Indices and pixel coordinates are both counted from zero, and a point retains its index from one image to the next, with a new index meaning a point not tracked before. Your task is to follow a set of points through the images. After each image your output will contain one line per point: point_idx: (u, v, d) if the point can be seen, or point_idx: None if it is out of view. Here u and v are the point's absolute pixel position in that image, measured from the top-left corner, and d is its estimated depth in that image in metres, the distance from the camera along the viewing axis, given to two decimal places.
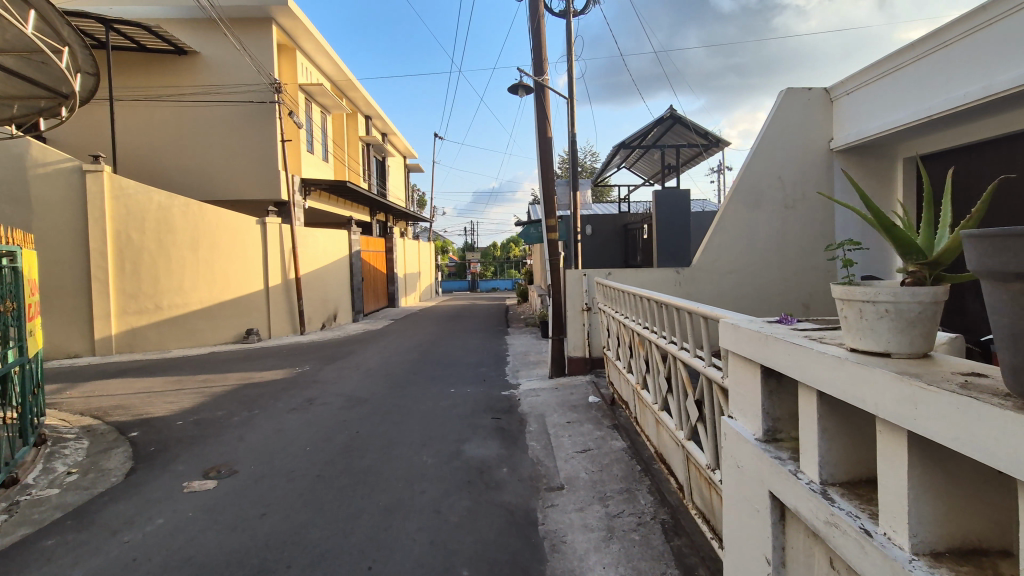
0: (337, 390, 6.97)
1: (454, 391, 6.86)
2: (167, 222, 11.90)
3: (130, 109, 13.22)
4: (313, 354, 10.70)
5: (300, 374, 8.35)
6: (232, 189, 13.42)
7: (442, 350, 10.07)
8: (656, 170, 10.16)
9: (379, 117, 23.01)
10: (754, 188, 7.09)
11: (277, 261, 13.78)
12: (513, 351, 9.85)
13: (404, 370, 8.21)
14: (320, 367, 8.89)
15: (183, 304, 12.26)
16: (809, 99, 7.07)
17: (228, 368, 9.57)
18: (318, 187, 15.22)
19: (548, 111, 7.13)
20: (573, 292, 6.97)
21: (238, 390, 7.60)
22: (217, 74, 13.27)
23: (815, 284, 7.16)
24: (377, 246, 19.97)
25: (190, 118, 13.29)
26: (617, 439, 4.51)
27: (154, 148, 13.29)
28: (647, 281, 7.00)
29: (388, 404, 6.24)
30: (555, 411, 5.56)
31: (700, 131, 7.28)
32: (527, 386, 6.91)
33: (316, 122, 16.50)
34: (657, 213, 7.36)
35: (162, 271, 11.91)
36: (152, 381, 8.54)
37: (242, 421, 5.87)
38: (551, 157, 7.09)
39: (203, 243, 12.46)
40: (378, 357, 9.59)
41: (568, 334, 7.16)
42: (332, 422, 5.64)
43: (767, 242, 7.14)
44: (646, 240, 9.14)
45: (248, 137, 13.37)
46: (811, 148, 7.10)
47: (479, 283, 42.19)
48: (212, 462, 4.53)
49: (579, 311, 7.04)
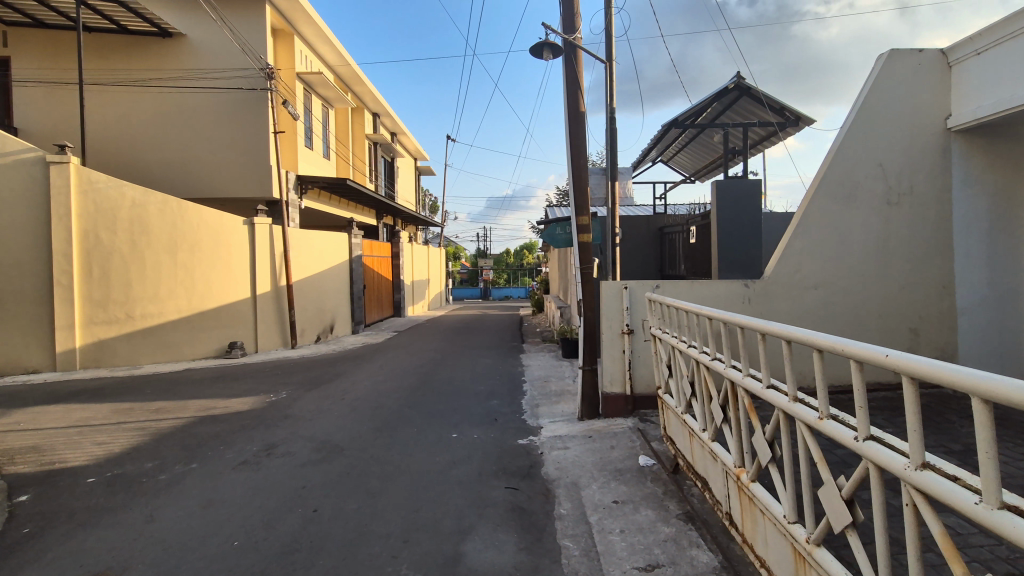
0: (308, 433, 5.45)
1: (457, 437, 5.28)
2: (141, 221, 10.55)
3: (109, 97, 11.98)
4: (299, 374, 9.20)
5: (272, 404, 6.85)
6: (220, 186, 12.15)
7: (446, 373, 8.49)
8: (716, 153, 8.45)
9: (388, 115, 21.80)
10: (847, 180, 5.50)
11: (265, 267, 12.26)
12: (530, 376, 8.24)
13: (399, 401, 6.66)
14: (299, 395, 7.36)
15: (159, 314, 10.86)
16: (919, 64, 5.44)
17: (195, 391, 8.10)
18: (316, 185, 13.89)
19: (581, 78, 5.60)
20: (612, 311, 5.42)
21: (190, 427, 6.11)
22: (204, 58, 11.98)
23: (927, 304, 5.52)
24: (383, 252, 18.59)
25: (174, 107, 12.01)
26: (700, 549, 2.94)
27: (135, 139, 12.02)
28: (706, 296, 5.44)
29: (370, 458, 4.71)
30: (594, 482, 3.98)
31: (774, 105, 5.68)
32: (551, 432, 5.32)
33: (316, 116, 15.22)
34: (719, 210, 5.77)
35: (135, 276, 10.54)
36: (97, 409, 7.07)
37: (170, 483, 4.36)
38: (584, 137, 5.57)
39: (182, 246, 11.06)
40: (370, 382, 8.05)
41: (603, 364, 5.56)
42: (287, 488, 4.12)
43: (864, 248, 5.52)
44: (694, 245, 7.46)
45: (238, 128, 12.08)
46: (922, 127, 5.48)
47: (491, 291, 40.75)
48: (90, 568, 3.03)
49: (618, 334, 5.49)
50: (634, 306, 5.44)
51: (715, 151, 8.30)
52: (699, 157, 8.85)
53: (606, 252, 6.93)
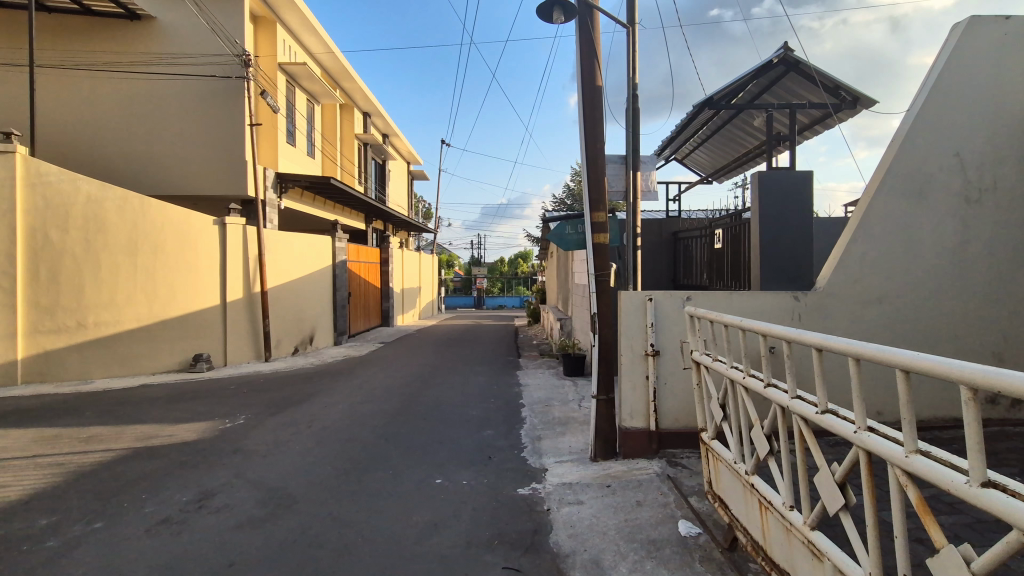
0: (258, 477, 4.38)
1: (443, 485, 4.22)
2: (98, 220, 9.46)
3: (69, 84, 10.91)
4: (267, 393, 8.12)
5: (225, 433, 5.77)
6: (191, 183, 11.14)
7: (433, 394, 7.42)
8: (742, 150, 7.48)
9: (379, 115, 20.90)
10: (918, 172, 4.55)
11: (237, 271, 11.15)
12: (530, 399, 7.19)
13: (375, 433, 5.60)
14: (259, 421, 6.27)
15: (115, 322, 9.72)
16: (1006, 34, 4.53)
17: (143, 413, 6.99)
18: (298, 184, 12.89)
19: (598, 45, 4.61)
20: (633, 326, 4.44)
21: (119, 463, 5.01)
22: (175, 44, 10.96)
23: (1013, 323, 4.58)
24: (371, 257, 17.56)
25: (142, 96, 10.99)
26: None
27: (97, 130, 10.95)
28: (747, 310, 4.47)
29: (330, 516, 3.66)
30: (622, 564, 2.94)
31: (828, 83, 4.76)
32: (558, 477, 4.28)
33: (300, 111, 14.26)
34: (761, 208, 4.80)
35: (88, 279, 9.44)
36: (17, 436, 5.94)
37: (56, 554, 3.25)
38: (602, 118, 4.62)
39: (143, 248, 9.95)
40: (344, 404, 6.97)
41: (621, 393, 4.55)
42: (211, 567, 3.05)
43: (939, 255, 4.56)
44: (721, 252, 6.44)
45: (212, 120, 11.09)
46: (1008, 110, 4.55)
47: (485, 300, 39.83)
48: None
49: (641, 356, 4.49)
50: (659, 322, 4.46)
51: (741, 146, 7.33)
52: (721, 154, 7.91)
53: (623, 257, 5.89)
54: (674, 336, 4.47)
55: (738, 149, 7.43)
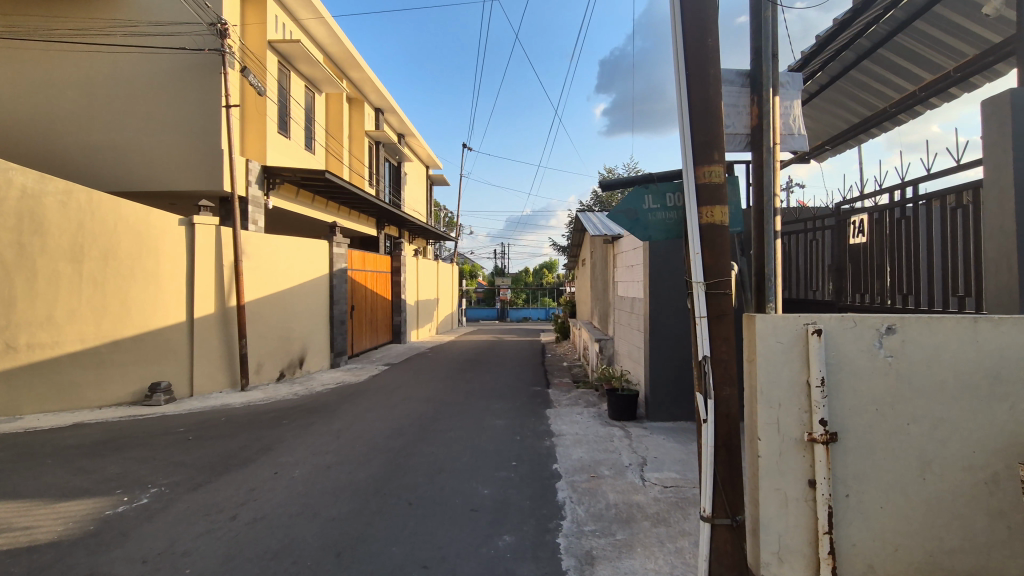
0: None
1: None
2: (34, 217, 7.42)
3: (21, 61, 9.31)
4: (216, 443, 6.11)
5: (104, 531, 3.73)
6: (159, 176, 9.40)
7: (432, 454, 5.33)
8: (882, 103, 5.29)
9: (394, 113, 19.25)
10: None
11: (210, 283, 9.30)
12: (567, 463, 5.04)
13: (327, 541, 3.50)
14: (169, 504, 4.23)
15: (55, 344, 7.69)
16: None
17: (32, 477, 5.03)
18: (288, 179, 11.13)
19: None
20: (780, 383, 2.37)
21: None
22: (141, 13, 9.30)
23: None
24: (381, 266, 15.71)
25: (104, 76, 9.34)
26: None
27: (53, 115, 9.30)
28: (1007, 352, 2.31)
29: None
30: None
31: None
32: None
33: (296, 100, 12.57)
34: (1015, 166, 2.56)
35: (21, 290, 7.36)
36: None
37: None
38: None
39: (91, 253, 8.01)
40: (304, 470, 4.92)
41: (762, 513, 2.38)
42: None
43: None
44: (864, 250, 4.20)
45: (184, 103, 9.38)
46: None
47: (508, 311, 37.90)
48: None
49: (797, 443, 2.37)
50: (832, 376, 2.36)
51: (880, 96, 5.15)
52: (833, 116, 5.69)
53: (746, 250, 3.90)
54: (862, 404, 2.36)
55: (872, 103, 5.25)
